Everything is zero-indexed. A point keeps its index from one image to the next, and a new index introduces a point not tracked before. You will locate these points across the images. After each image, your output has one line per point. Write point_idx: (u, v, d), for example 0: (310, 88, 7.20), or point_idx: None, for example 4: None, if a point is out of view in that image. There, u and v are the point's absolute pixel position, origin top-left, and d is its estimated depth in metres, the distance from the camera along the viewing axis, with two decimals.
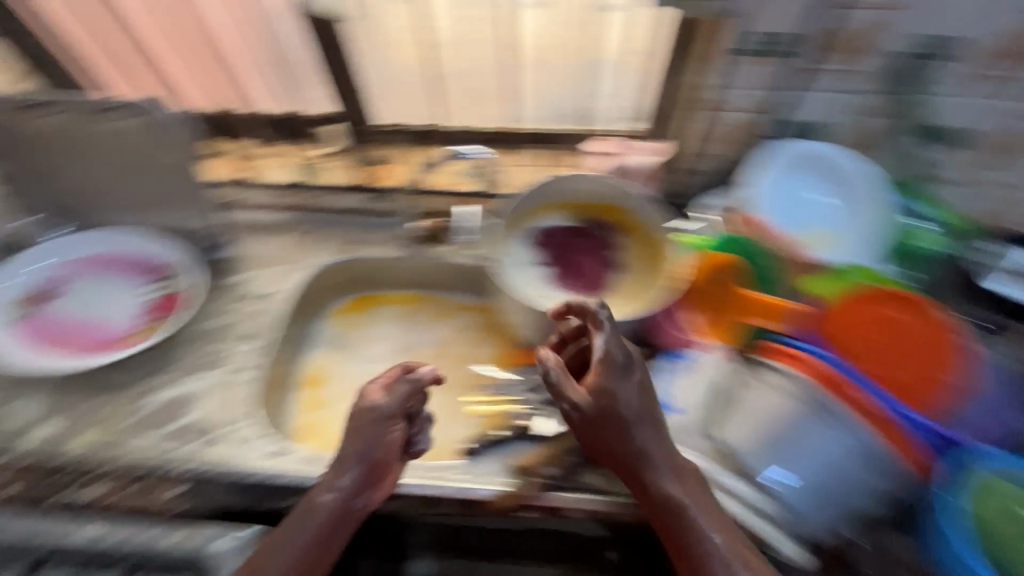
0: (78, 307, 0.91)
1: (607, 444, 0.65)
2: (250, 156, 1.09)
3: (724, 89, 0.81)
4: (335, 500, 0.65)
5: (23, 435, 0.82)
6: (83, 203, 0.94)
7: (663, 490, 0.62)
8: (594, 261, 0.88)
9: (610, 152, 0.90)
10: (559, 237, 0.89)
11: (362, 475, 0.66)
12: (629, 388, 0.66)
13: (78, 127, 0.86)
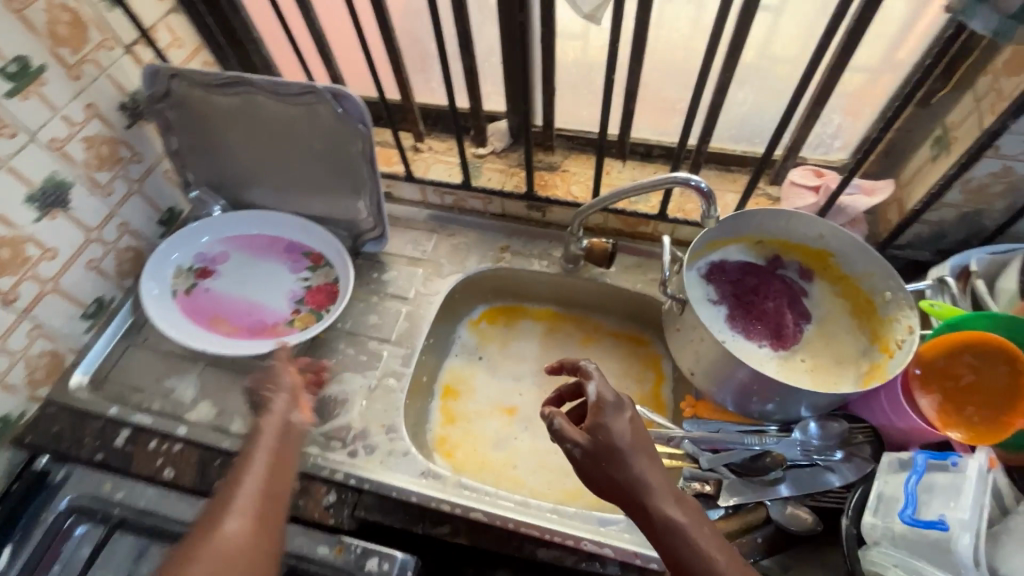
0: (243, 288, 0.94)
1: (607, 477, 0.57)
2: (419, 148, 1.02)
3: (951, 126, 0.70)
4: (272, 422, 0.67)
5: (186, 412, 0.84)
6: (255, 179, 0.97)
7: (657, 503, 0.55)
8: (782, 312, 0.80)
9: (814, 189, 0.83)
10: (744, 274, 0.82)
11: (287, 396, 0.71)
12: (609, 408, 0.59)
13: (264, 108, 0.86)
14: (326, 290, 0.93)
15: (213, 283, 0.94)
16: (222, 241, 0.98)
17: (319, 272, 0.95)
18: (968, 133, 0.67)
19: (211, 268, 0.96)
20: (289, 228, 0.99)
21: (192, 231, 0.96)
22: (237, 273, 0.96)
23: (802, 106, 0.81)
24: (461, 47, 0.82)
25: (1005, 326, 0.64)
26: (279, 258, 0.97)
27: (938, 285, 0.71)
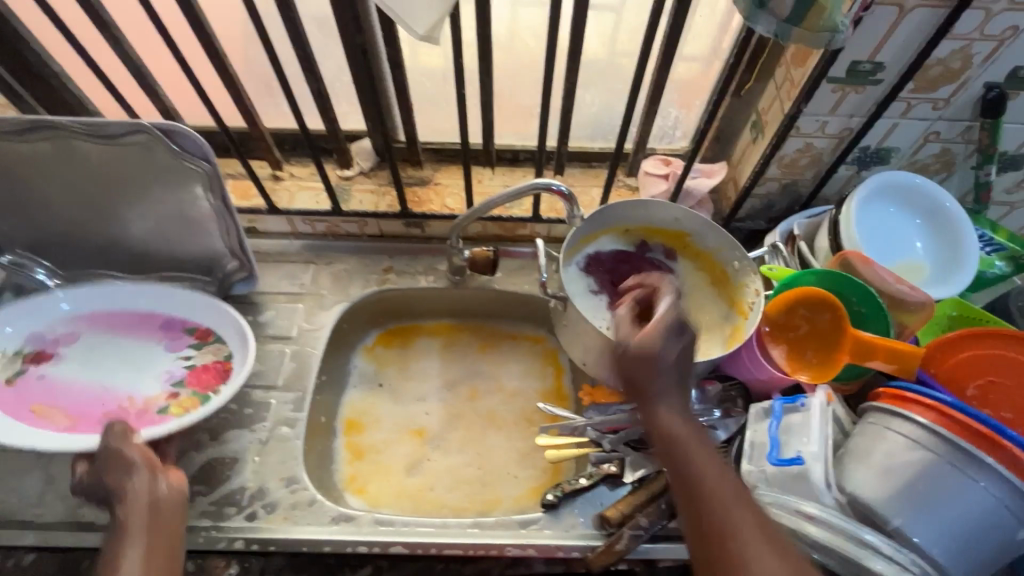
0: (100, 368, 0.81)
1: (637, 382, 0.57)
2: (279, 177, 0.97)
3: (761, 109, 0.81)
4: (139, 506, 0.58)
5: (35, 515, 0.71)
6: (83, 232, 0.84)
7: (669, 423, 0.55)
8: None
9: (663, 177, 0.91)
10: (614, 262, 0.87)
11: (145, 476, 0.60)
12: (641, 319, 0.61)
13: (81, 152, 0.76)
14: (211, 369, 0.81)
15: (60, 367, 0.80)
16: (74, 322, 0.84)
17: (199, 352, 0.83)
18: (775, 116, 0.78)
19: (56, 351, 0.81)
20: (156, 294, 0.86)
21: (41, 304, 0.82)
22: (92, 353, 0.82)
23: (643, 100, 0.88)
24: (305, 70, 0.78)
25: (833, 282, 0.73)
26: (153, 336, 0.85)
27: (772, 250, 0.82)
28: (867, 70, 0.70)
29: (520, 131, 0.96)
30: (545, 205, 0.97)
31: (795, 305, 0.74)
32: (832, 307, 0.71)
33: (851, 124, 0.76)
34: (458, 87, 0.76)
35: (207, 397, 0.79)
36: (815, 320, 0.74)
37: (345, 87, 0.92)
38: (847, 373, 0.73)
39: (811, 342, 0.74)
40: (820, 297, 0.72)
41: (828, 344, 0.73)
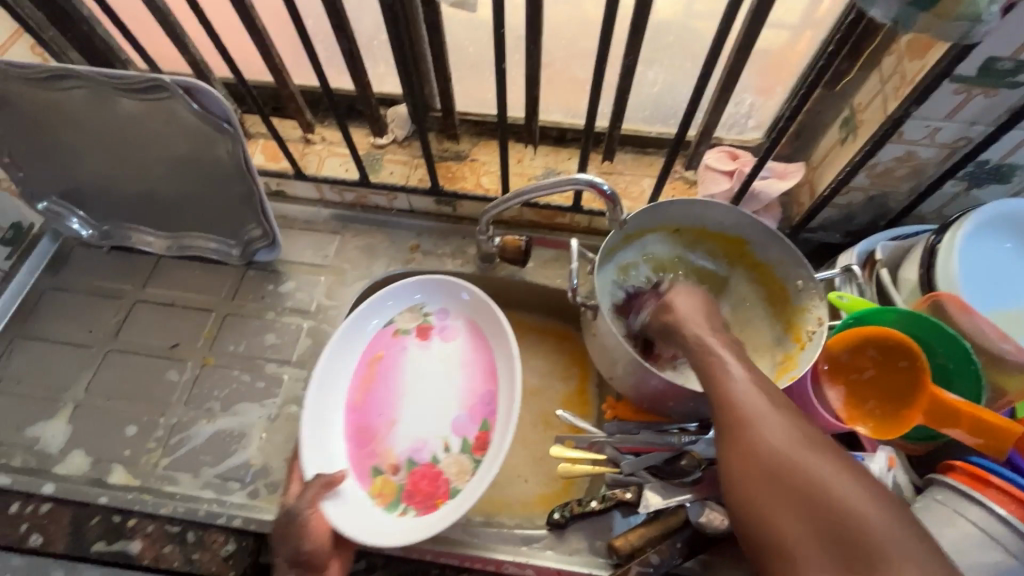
0: (436, 384, 0.78)
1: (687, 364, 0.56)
2: (310, 140, 0.91)
3: (858, 107, 0.68)
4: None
5: (54, 466, 0.73)
6: (113, 186, 0.83)
7: (728, 376, 0.51)
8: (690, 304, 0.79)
9: (730, 176, 0.79)
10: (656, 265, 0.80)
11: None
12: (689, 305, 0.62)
13: (111, 106, 0.73)
14: (439, 479, 0.71)
15: (417, 350, 0.80)
16: (465, 310, 0.81)
17: (453, 455, 0.73)
18: (875, 116, 0.65)
19: (438, 336, 0.81)
20: (501, 371, 0.77)
21: (440, 284, 0.81)
22: (441, 366, 0.79)
23: (715, 84, 0.76)
24: (336, 28, 0.71)
25: (923, 327, 0.62)
26: (472, 369, 0.78)
27: (846, 275, 0.71)
28: (1007, 70, 0.56)
29: (570, 108, 0.86)
30: (588, 198, 0.87)
31: (873, 347, 0.64)
32: (909, 353, 0.62)
33: (970, 134, 0.63)
34: (499, 57, 0.67)
35: (393, 509, 0.70)
36: (888, 364, 0.64)
37: (383, 47, 0.84)
38: (918, 432, 0.63)
39: (881, 389, 0.65)
40: (907, 345, 0.61)
41: (901, 397, 0.63)
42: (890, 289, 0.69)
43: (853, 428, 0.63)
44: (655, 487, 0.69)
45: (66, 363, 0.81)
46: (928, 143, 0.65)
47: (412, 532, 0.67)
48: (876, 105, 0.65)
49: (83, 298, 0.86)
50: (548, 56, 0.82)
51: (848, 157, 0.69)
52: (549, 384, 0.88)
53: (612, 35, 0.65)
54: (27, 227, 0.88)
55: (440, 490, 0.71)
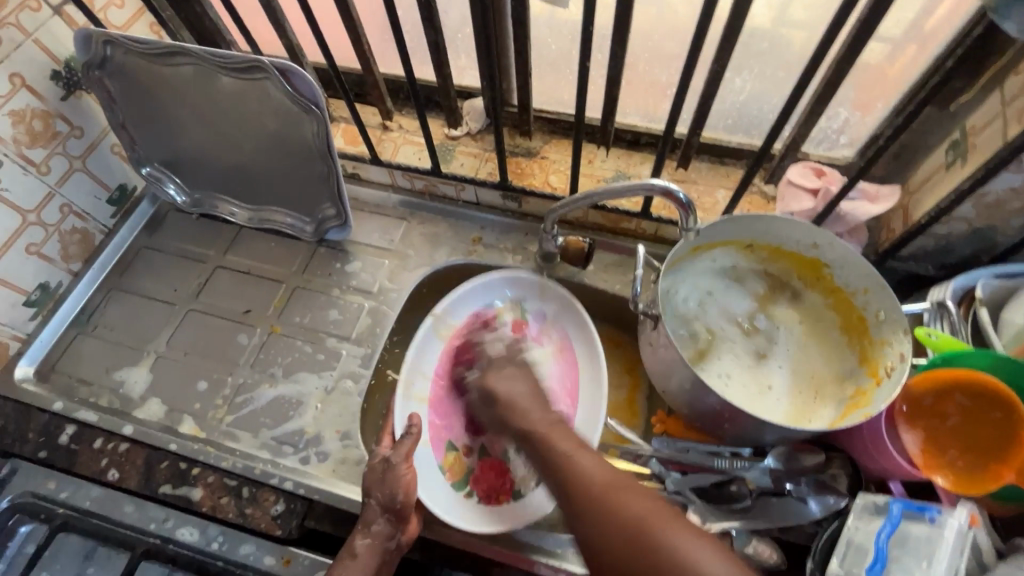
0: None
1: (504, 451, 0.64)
2: (388, 127, 0.94)
3: (973, 129, 0.62)
4: (370, 547, 0.66)
5: (134, 409, 0.80)
6: (208, 158, 0.89)
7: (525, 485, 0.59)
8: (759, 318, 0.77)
9: (815, 195, 0.75)
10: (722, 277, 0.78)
11: (393, 521, 0.67)
12: (505, 377, 0.68)
13: (211, 82, 0.78)
14: (506, 476, 0.75)
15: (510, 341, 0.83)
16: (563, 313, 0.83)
17: (523, 458, 0.75)
18: (990, 141, 0.59)
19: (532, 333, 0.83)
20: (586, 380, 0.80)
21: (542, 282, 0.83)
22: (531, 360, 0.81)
23: (809, 95, 0.72)
24: (425, 20, 0.72)
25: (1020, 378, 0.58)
26: (560, 371, 0.81)
27: (937, 309, 0.65)
28: None
29: (648, 111, 0.84)
30: (658, 206, 0.84)
31: (962, 395, 0.59)
32: (1003, 403, 0.57)
33: None
34: (584, 55, 0.66)
35: (460, 488, 0.75)
36: (977, 414, 0.59)
37: (467, 40, 0.83)
38: (1007, 493, 0.57)
39: (965, 441, 0.59)
40: (1001, 397, 0.57)
41: (988, 452, 0.58)
42: (993, 332, 0.62)
43: (933, 476, 0.58)
44: (701, 510, 0.67)
45: (152, 317, 0.88)
46: None
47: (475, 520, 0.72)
48: (993, 128, 0.59)
49: (171, 258, 0.94)
50: (630, 58, 0.78)
51: (953, 185, 0.63)
52: None
53: (704, 38, 0.62)
54: (131, 189, 0.95)
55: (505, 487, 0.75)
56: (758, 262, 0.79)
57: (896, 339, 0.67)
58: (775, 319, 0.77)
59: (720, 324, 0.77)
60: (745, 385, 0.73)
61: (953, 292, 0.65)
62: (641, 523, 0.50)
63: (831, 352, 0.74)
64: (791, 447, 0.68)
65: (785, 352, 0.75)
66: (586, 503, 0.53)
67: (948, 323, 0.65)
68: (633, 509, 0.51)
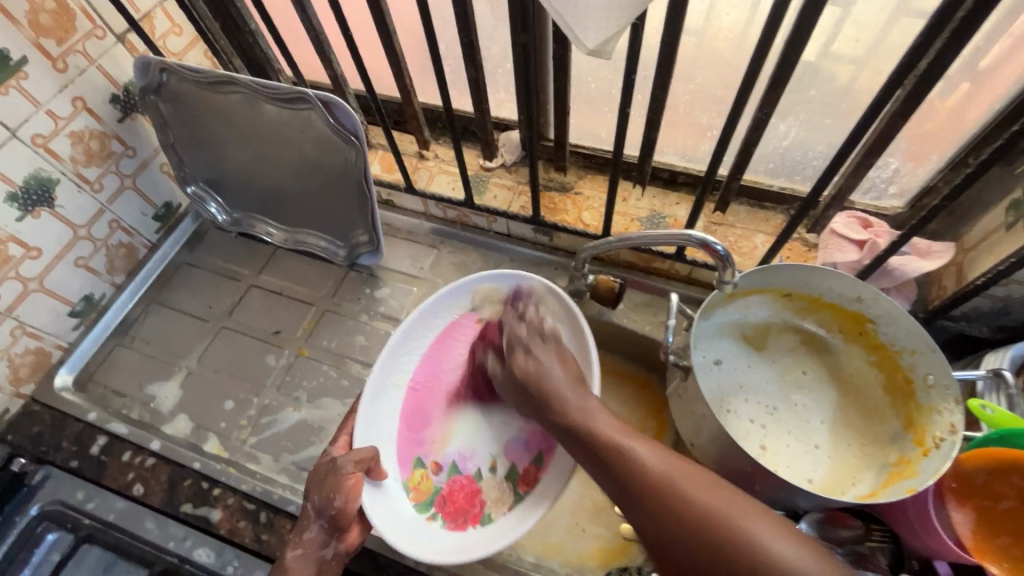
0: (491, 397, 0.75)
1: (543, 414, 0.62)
2: (424, 156, 0.95)
3: None
4: (301, 558, 0.61)
5: (163, 424, 0.82)
6: (249, 180, 0.91)
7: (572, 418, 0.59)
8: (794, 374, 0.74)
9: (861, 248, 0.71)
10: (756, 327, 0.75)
11: (328, 527, 0.62)
12: (541, 358, 0.65)
13: (260, 111, 0.81)
14: (478, 498, 0.71)
15: (485, 347, 0.76)
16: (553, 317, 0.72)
17: (496, 479, 0.71)
18: None
19: (511, 340, 0.75)
20: None
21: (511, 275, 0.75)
22: (506, 372, 0.74)
23: (858, 143, 0.69)
24: (467, 57, 0.73)
25: None
26: None
27: (993, 379, 0.61)
28: None
29: (687, 151, 0.83)
30: (694, 248, 0.82)
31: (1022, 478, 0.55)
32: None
33: None
34: (625, 98, 0.65)
35: (424, 510, 0.70)
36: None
37: (507, 75, 0.84)
38: None
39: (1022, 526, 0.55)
40: None
41: None
42: None
43: (984, 564, 0.54)
44: None
45: (186, 333, 0.90)
46: None
47: (433, 547, 0.66)
48: None
49: (209, 275, 0.96)
50: (672, 99, 0.77)
51: (1014, 250, 0.60)
52: (621, 433, 0.84)
53: (750, 86, 0.61)
54: (177, 206, 0.99)
55: (469, 515, 0.70)
56: (797, 311, 0.76)
57: (945, 406, 0.63)
58: (802, 372, 0.74)
59: (759, 376, 0.74)
60: (780, 444, 0.69)
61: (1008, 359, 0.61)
62: (712, 513, 0.48)
63: (875, 417, 0.70)
64: (826, 515, 0.64)
65: (822, 408, 0.72)
66: (645, 495, 0.51)
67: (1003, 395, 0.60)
68: (651, 460, 0.53)
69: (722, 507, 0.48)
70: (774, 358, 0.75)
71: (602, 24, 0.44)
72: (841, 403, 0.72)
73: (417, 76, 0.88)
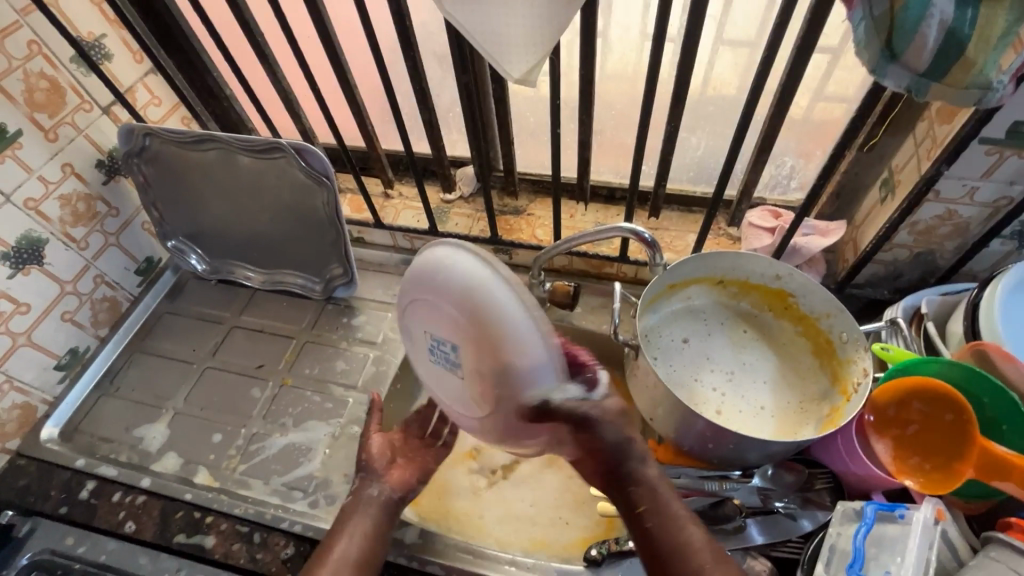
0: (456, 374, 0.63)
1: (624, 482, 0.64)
2: (389, 195, 1.05)
3: (896, 170, 0.71)
4: (355, 500, 0.72)
5: (151, 462, 0.85)
6: (228, 229, 0.99)
7: (649, 484, 0.63)
8: (737, 346, 0.83)
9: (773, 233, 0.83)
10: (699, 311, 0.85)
11: (371, 471, 0.75)
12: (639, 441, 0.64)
13: (236, 162, 0.89)
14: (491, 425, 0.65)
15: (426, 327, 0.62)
16: None
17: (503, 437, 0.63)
18: (909, 177, 0.68)
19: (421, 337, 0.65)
20: None
21: None
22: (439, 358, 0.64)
23: (753, 148, 0.83)
24: (420, 103, 0.85)
25: (968, 381, 0.63)
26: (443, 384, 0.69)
27: (891, 327, 0.72)
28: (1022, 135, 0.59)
29: (620, 168, 0.95)
30: (636, 249, 0.92)
31: (923, 401, 0.65)
32: (954, 406, 0.63)
33: (1007, 194, 0.65)
34: (555, 124, 0.77)
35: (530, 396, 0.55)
36: (933, 417, 0.65)
37: (456, 117, 0.96)
38: (968, 485, 0.63)
39: (927, 441, 0.65)
40: (955, 403, 0.63)
41: (951, 452, 0.63)
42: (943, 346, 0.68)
43: (903, 481, 0.63)
44: None
45: (171, 376, 0.94)
46: (971, 199, 0.67)
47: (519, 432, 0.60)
48: (910, 168, 0.68)
49: (191, 321, 1.01)
50: (599, 125, 0.90)
51: (887, 218, 0.72)
52: None
53: (654, 106, 0.73)
54: (157, 260, 1.05)
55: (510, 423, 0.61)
56: (730, 296, 0.86)
57: (857, 356, 0.73)
58: (748, 343, 0.84)
59: (712, 348, 0.83)
60: (741, 403, 0.78)
61: (901, 308, 0.72)
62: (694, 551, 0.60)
63: (815, 375, 0.80)
64: (776, 465, 0.71)
65: (765, 371, 0.81)
66: (662, 529, 0.61)
67: (901, 340, 0.71)
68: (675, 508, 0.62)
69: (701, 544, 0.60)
70: (719, 333, 0.84)
71: (522, 58, 0.55)
72: (784, 364, 0.82)
73: (379, 126, 0.99)
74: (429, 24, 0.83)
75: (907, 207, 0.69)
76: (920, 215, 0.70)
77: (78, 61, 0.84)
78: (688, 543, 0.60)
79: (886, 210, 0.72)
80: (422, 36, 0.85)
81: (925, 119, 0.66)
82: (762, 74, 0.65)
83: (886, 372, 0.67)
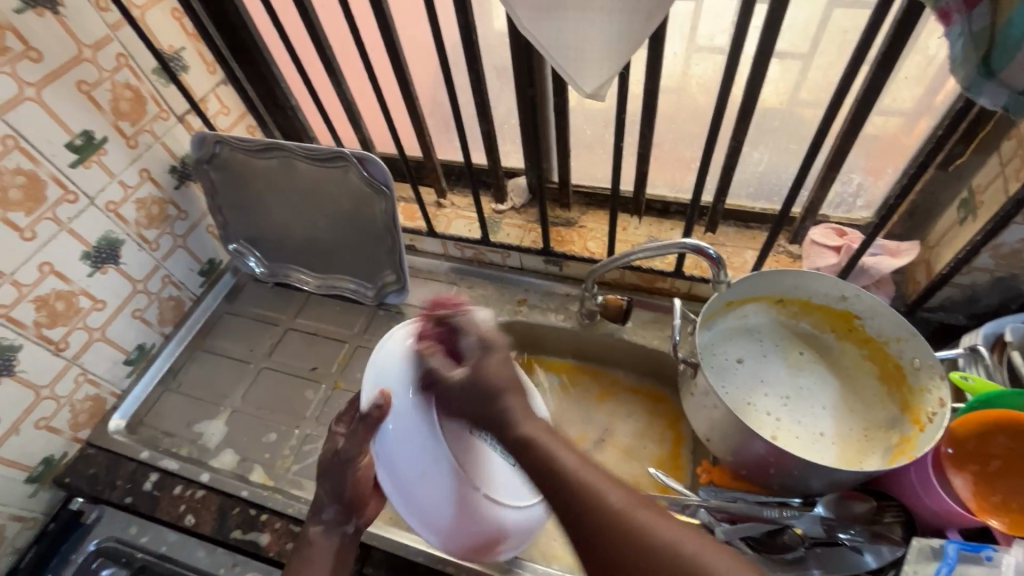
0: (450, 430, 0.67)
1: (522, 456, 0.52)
2: (441, 204, 1.06)
3: (979, 192, 0.68)
4: (323, 532, 0.71)
5: (210, 458, 0.88)
6: (288, 234, 1.02)
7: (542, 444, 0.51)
8: (796, 367, 0.81)
9: (839, 253, 0.80)
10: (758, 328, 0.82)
11: (342, 509, 0.71)
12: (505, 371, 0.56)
13: (297, 169, 0.92)
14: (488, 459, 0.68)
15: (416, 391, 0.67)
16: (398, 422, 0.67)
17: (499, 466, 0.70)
18: (995, 198, 0.65)
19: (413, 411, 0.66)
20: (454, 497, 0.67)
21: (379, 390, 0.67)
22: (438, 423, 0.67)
23: (820, 165, 0.80)
24: (479, 116, 0.86)
25: None
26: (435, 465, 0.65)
27: (970, 355, 0.69)
28: None
29: (676, 182, 0.94)
30: (690, 263, 0.91)
31: (1007, 436, 0.62)
32: None
33: None
34: (617, 138, 0.77)
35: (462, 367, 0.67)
36: (1014, 452, 0.63)
37: (513, 129, 0.96)
38: None
39: (1010, 479, 0.62)
40: None
41: None
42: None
43: (987, 520, 0.60)
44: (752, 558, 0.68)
45: (230, 375, 0.98)
46: None
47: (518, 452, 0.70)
48: (996, 188, 0.65)
49: (249, 322, 1.05)
50: (657, 139, 0.89)
51: (966, 241, 0.69)
52: (641, 442, 0.90)
53: (721, 120, 0.72)
54: (219, 262, 1.09)
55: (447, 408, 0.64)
56: (791, 315, 0.83)
57: (932, 385, 0.69)
58: (803, 366, 0.81)
59: (766, 371, 0.80)
60: (797, 427, 0.75)
61: (981, 334, 0.69)
62: (637, 528, 0.45)
63: (882, 401, 0.76)
64: (840, 494, 0.68)
65: (825, 396, 0.78)
66: (593, 521, 0.47)
67: (982, 369, 0.67)
68: (569, 463, 0.50)
69: (647, 519, 0.46)
70: (775, 354, 0.82)
71: (596, 73, 0.56)
72: (848, 387, 0.79)
73: (435, 137, 1.01)
74: (491, 37, 0.84)
75: (990, 231, 0.66)
76: (1007, 239, 0.66)
77: (159, 72, 0.88)
78: (630, 522, 0.46)
79: (967, 232, 0.69)
80: (484, 50, 0.86)
81: (1014, 137, 0.63)
82: (839, 88, 0.64)
83: (968, 401, 0.64)
